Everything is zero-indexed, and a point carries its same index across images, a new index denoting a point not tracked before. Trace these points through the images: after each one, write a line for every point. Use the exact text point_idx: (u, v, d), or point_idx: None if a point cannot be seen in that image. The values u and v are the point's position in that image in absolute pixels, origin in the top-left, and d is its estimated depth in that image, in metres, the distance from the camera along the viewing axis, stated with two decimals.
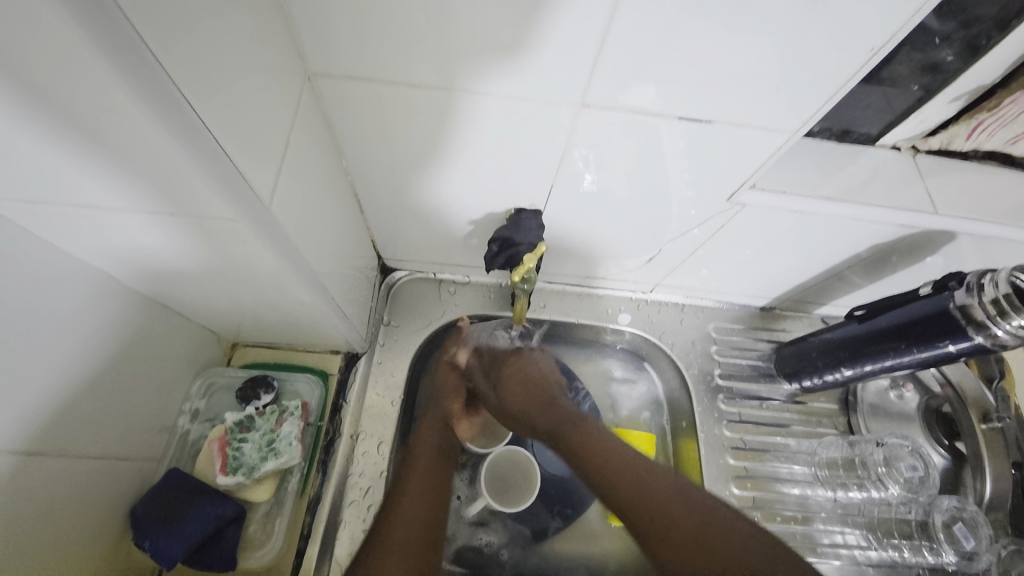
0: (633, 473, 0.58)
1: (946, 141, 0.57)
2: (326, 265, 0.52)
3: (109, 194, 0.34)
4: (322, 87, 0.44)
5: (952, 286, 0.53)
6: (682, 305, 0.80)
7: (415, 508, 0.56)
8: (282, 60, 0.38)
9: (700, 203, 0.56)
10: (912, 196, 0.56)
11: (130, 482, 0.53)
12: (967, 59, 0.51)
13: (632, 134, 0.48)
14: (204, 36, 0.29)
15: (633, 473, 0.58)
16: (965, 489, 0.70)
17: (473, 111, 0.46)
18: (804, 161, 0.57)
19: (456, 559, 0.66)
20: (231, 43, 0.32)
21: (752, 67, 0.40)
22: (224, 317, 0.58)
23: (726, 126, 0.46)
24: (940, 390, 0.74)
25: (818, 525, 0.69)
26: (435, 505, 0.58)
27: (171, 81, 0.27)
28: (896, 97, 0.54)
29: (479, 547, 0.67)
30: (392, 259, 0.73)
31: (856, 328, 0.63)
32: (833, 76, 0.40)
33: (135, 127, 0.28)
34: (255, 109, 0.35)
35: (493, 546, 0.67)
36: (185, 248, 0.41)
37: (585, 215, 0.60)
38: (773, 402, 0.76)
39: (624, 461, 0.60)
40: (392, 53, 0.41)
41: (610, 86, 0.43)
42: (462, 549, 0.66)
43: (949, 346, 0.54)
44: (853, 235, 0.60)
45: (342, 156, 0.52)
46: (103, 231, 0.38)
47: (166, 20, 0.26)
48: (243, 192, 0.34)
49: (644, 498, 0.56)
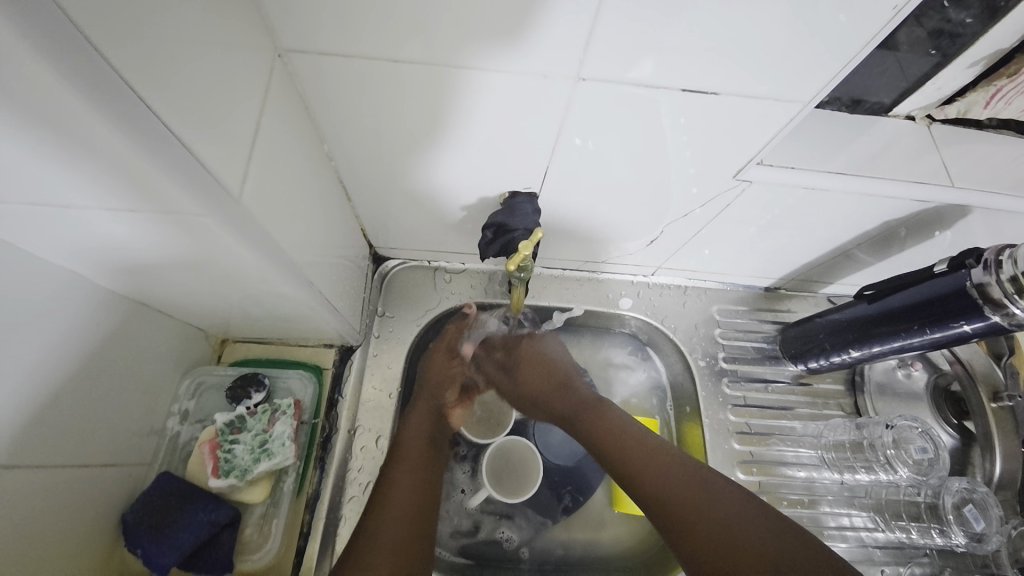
0: (647, 455, 0.58)
1: (964, 109, 0.54)
2: (310, 256, 0.49)
3: (63, 192, 0.31)
4: (295, 64, 0.41)
5: (970, 264, 0.51)
6: (685, 288, 0.78)
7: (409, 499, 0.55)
8: (247, 38, 0.35)
9: (703, 181, 0.54)
10: (927, 168, 0.53)
11: (120, 488, 0.52)
12: (985, 22, 0.47)
13: (630, 109, 0.45)
14: (150, 9, 0.26)
15: (647, 454, 0.58)
16: (973, 470, 0.69)
17: (462, 85, 0.43)
18: (813, 134, 0.54)
19: (476, 555, 0.65)
20: (182, 14, 0.29)
21: (760, 34, 0.37)
22: (210, 314, 0.55)
23: (732, 97, 0.43)
24: (949, 368, 0.73)
25: (825, 508, 0.68)
26: (426, 496, 0.57)
27: (115, 69, 0.24)
28: (910, 63, 0.51)
29: (499, 542, 0.66)
30: (384, 247, 0.70)
31: (864, 309, 0.61)
32: (846, 42, 0.37)
33: (79, 121, 0.25)
34: (219, 92, 0.32)
35: (514, 543, 0.66)
36: (155, 244, 0.38)
37: (584, 197, 0.58)
38: (778, 385, 0.75)
39: (638, 443, 0.59)
40: (368, 25, 0.37)
41: (605, 59, 0.39)
42: (479, 543, 0.66)
43: (964, 326, 0.53)
44: (864, 211, 0.57)
45: (324, 139, 0.49)
46: (63, 229, 0.36)
47: (104, 0, 0.23)
48: (208, 186, 0.31)
49: (662, 481, 0.55)
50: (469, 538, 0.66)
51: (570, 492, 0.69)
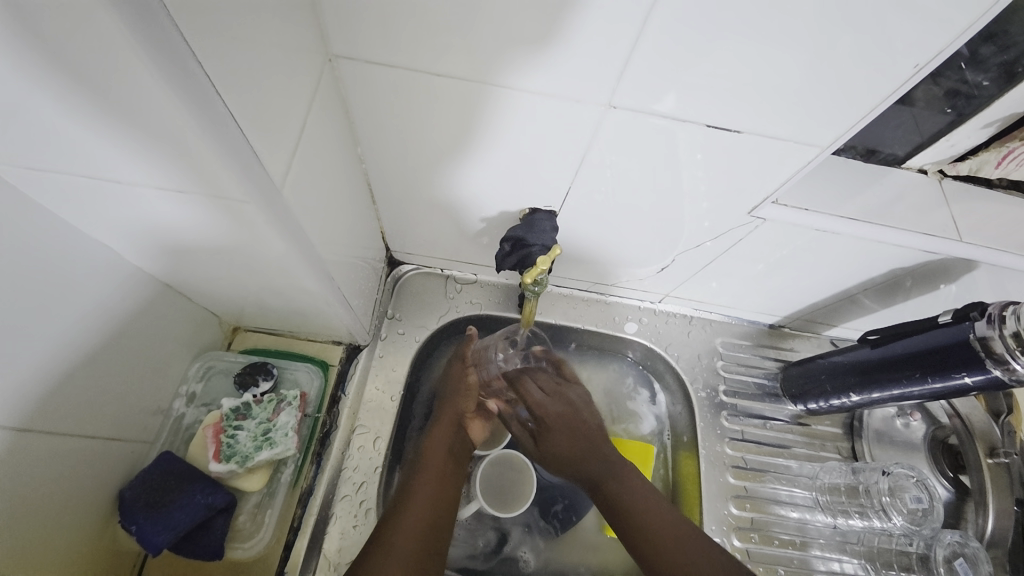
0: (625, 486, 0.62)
1: (975, 167, 0.56)
2: (335, 254, 0.51)
3: (115, 164, 0.32)
4: (343, 69, 0.43)
5: (974, 316, 0.52)
6: (690, 318, 0.79)
7: (418, 522, 0.54)
8: (303, 39, 0.37)
9: (717, 216, 0.55)
10: (937, 221, 0.54)
11: (121, 464, 0.53)
12: (1002, 85, 0.49)
13: (651, 140, 0.47)
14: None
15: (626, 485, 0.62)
16: (965, 524, 0.69)
17: (497, 103, 0.45)
18: (828, 178, 0.55)
19: (495, 569, 0.65)
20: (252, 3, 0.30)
21: (782, 83, 0.39)
22: (228, 300, 0.57)
23: (754, 136, 0.45)
24: (948, 422, 0.73)
25: (816, 552, 0.68)
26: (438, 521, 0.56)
27: (190, 52, 0.26)
28: (926, 119, 0.53)
29: (517, 561, 0.66)
30: (400, 251, 0.72)
31: (868, 353, 0.62)
32: (865, 96, 0.39)
33: (151, 99, 0.27)
34: (275, 87, 0.34)
35: (531, 566, 0.66)
36: (196, 228, 0.40)
37: (600, 223, 0.60)
38: (777, 422, 0.75)
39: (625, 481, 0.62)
40: (414, 40, 0.40)
41: (637, 93, 0.42)
42: (500, 562, 0.66)
43: (965, 377, 0.53)
44: (872, 258, 0.58)
45: (358, 142, 0.51)
46: (108, 204, 0.37)
47: None
48: (256, 175, 0.33)
49: (656, 529, 0.58)
50: (481, 562, 0.65)
51: (561, 508, 0.68)
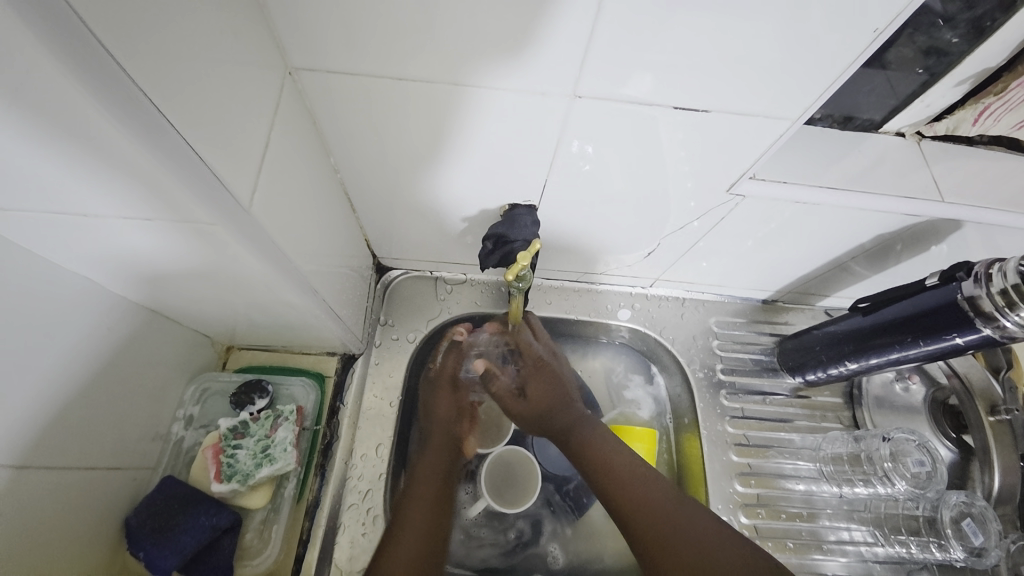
0: (638, 485, 0.57)
1: (952, 126, 0.55)
2: (315, 265, 0.50)
3: (77, 199, 0.32)
4: (304, 82, 0.43)
5: (960, 276, 0.52)
6: (683, 300, 0.79)
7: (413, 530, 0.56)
8: (259, 54, 0.37)
9: (699, 195, 0.55)
10: (918, 183, 0.54)
11: (125, 491, 0.53)
12: (972, 42, 0.49)
13: (626, 125, 0.46)
14: (164, 12, 0.27)
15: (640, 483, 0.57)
16: (973, 484, 0.68)
17: (464, 104, 0.44)
18: (806, 149, 0.55)
19: (521, 564, 0.66)
20: (193, 18, 0.30)
21: (744, 56, 0.39)
22: (218, 321, 0.57)
23: (724, 114, 0.44)
24: (946, 382, 0.73)
25: (824, 522, 0.68)
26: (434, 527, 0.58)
27: (139, 88, 0.26)
28: (900, 81, 0.53)
29: (545, 557, 0.66)
30: (387, 258, 0.72)
31: (860, 321, 0.62)
32: (833, 62, 0.39)
33: (102, 133, 0.27)
34: (231, 105, 0.33)
35: (559, 562, 0.66)
36: (173, 254, 0.40)
37: (583, 212, 0.60)
38: (777, 397, 0.75)
39: (634, 481, 0.58)
40: (373, 47, 0.39)
41: (600, 77, 0.41)
42: (525, 557, 0.66)
43: (956, 338, 0.53)
44: (857, 225, 0.58)
45: (330, 153, 0.51)
46: (86, 238, 0.37)
47: (116, 7, 0.24)
48: (217, 195, 0.33)
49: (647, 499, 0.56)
50: (505, 558, 0.66)
51: (574, 486, 0.69)
